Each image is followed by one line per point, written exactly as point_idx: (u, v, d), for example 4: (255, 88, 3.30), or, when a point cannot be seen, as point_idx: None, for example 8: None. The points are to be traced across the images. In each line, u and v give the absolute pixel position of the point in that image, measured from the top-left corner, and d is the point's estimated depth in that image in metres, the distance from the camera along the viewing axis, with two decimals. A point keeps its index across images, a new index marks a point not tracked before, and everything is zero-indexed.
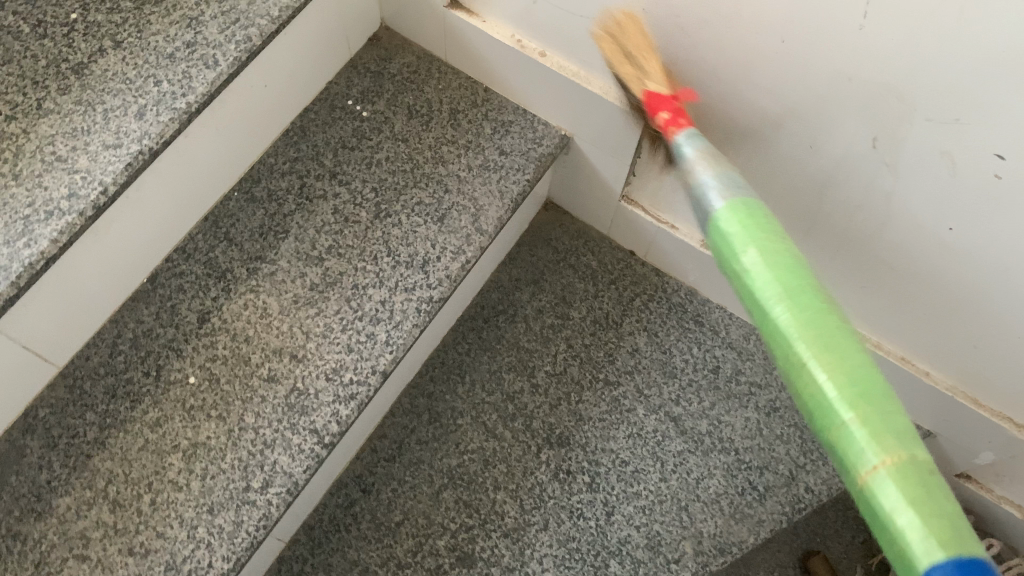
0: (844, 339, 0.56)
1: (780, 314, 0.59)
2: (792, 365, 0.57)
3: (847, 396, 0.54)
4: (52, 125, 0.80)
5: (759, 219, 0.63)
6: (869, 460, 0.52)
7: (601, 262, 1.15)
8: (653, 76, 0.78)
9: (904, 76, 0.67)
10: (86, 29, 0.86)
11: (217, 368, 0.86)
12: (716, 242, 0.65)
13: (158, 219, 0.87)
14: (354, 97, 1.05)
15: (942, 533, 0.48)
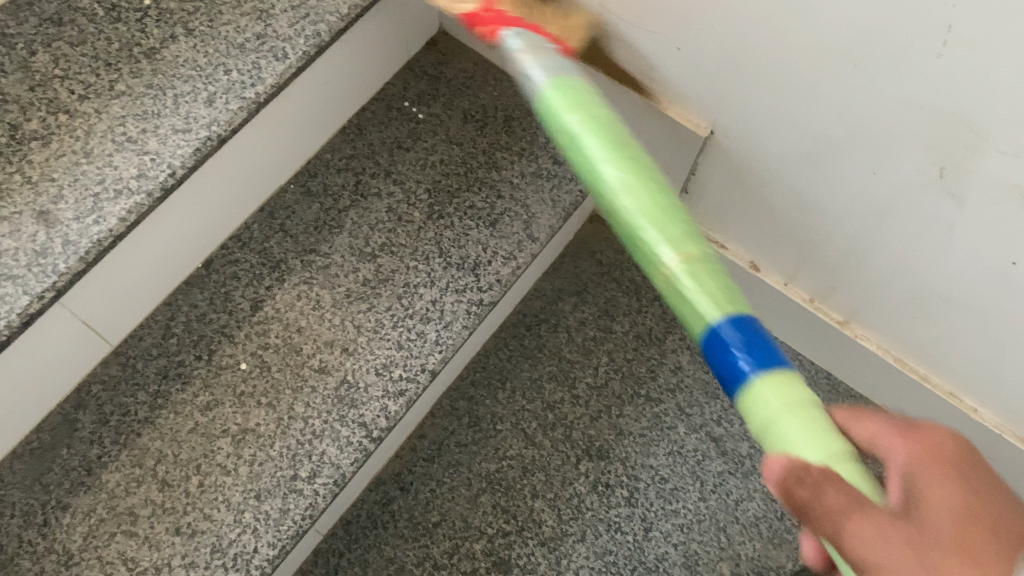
0: (645, 167, 0.62)
1: (592, 144, 0.63)
2: (594, 178, 0.63)
3: (651, 205, 0.59)
4: (123, 106, 0.80)
5: (575, 86, 0.67)
6: (668, 259, 0.57)
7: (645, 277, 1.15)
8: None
9: (978, 106, 0.67)
10: (159, 16, 0.86)
11: (268, 356, 0.87)
12: (540, 109, 0.68)
13: (217, 207, 0.88)
14: (410, 99, 1.05)
15: (716, 298, 0.54)
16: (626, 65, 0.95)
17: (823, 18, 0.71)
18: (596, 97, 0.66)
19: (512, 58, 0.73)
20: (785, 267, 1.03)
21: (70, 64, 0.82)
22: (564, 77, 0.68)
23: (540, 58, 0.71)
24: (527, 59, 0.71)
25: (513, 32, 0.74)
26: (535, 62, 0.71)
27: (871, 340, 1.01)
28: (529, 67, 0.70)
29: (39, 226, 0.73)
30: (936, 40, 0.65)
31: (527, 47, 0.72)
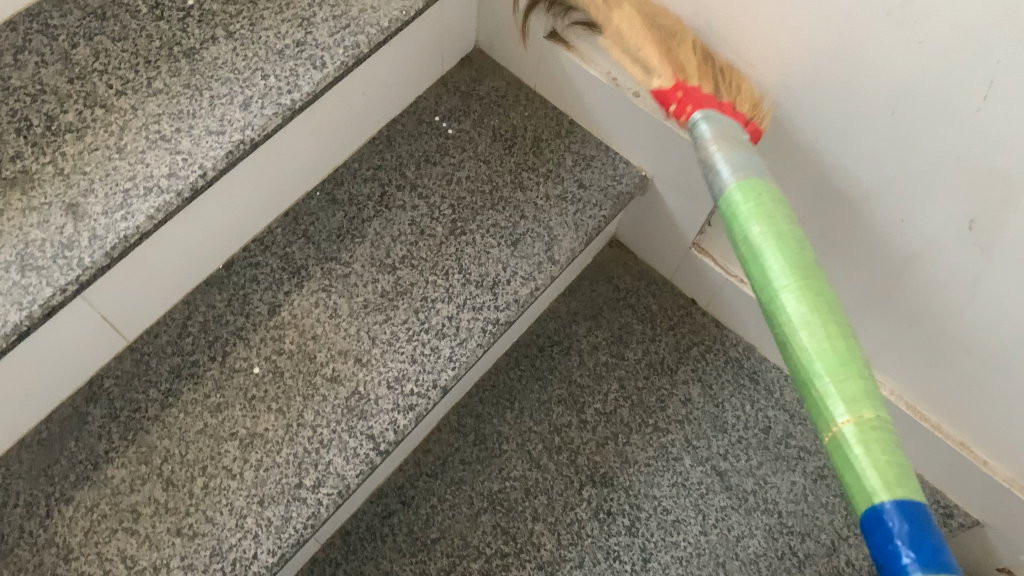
0: (834, 309, 0.57)
1: (776, 270, 0.60)
2: (777, 324, 0.59)
3: (829, 357, 0.55)
4: (159, 104, 0.81)
5: (766, 197, 0.64)
6: (841, 415, 0.53)
7: (661, 306, 1.15)
8: (660, 72, 0.78)
9: (1014, 164, 0.66)
10: (201, 16, 0.87)
11: (282, 362, 0.87)
12: (725, 217, 0.66)
13: (242, 210, 0.89)
14: (442, 114, 1.05)
15: (888, 478, 0.49)
16: None
17: (874, 62, 0.70)
18: (788, 214, 0.63)
19: (701, 145, 0.70)
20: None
21: (110, 58, 0.83)
22: (754, 179, 0.65)
23: (730, 151, 0.68)
24: (715, 148, 0.69)
25: (702, 116, 0.72)
26: (723, 155, 0.68)
27: (886, 385, 1.00)
28: (716, 159, 0.68)
29: (67, 218, 0.74)
30: (981, 95, 0.65)
31: (718, 136, 0.69)
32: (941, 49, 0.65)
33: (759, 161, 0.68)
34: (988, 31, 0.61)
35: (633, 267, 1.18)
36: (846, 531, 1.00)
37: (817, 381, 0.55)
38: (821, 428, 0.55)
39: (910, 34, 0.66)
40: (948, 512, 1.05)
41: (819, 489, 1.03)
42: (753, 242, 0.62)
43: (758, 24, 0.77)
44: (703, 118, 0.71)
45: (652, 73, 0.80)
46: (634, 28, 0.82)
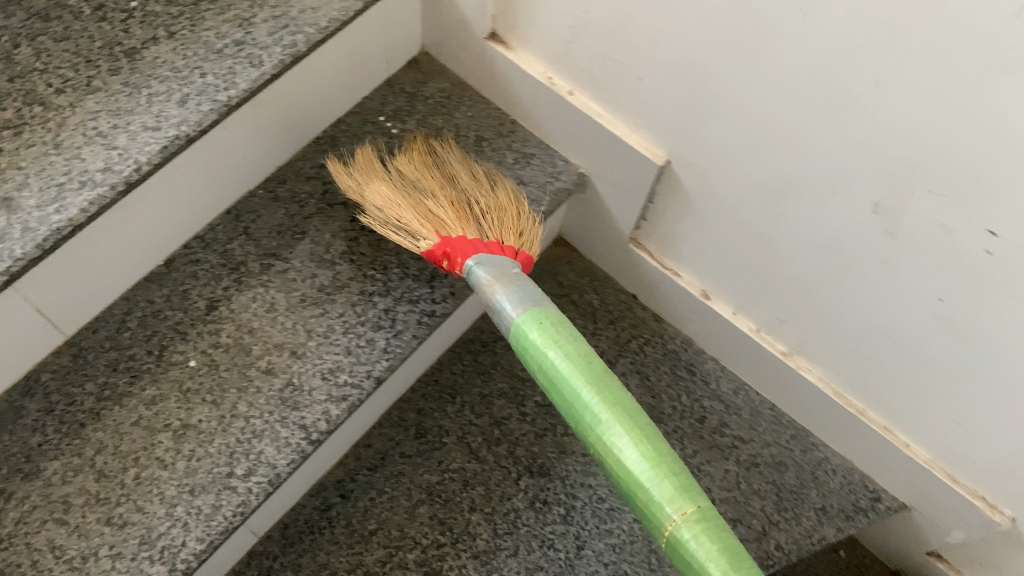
0: (634, 413, 0.72)
1: (583, 395, 0.73)
2: (608, 450, 0.71)
3: (650, 469, 0.69)
4: (98, 102, 0.83)
5: (550, 324, 0.77)
6: (671, 517, 0.67)
7: (602, 301, 1.19)
8: (425, 234, 0.90)
9: (913, 147, 0.70)
10: (143, 17, 0.89)
11: (218, 355, 0.90)
12: (520, 345, 0.78)
13: (184, 206, 0.91)
14: (387, 114, 1.07)
15: (725, 555, 0.64)
16: (590, 88, 0.97)
17: (782, 54, 0.74)
18: (570, 335, 0.77)
19: (480, 287, 0.82)
20: (735, 297, 1.04)
21: (51, 58, 0.85)
22: (534, 310, 0.79)
23: (505, 287, 0.81)
24: (493, 288, 0.81)
25: (474, 262, 0.84)
26: (499, 293, 0.80)
27: (815, 373, 1.02)
28: (495, 299, 0.80)
29: (2, 212, 0.76)
30: (876, 78, 0.69)
31: (490, 277, 0.82)
32: (840, 36, 0.68)
33: (530, 289, 0.81)
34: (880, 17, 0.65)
35: (577, 264, 1.22)
36: (776, 518, 1.03)
37: (647, 494, 0.68)
38: (656, 527, 0.69)
39: (813, 25, 0.69)
40: (876, 496, 1.06)
41: (752, 477, 1.07)
42: (558, 371, 0.75)
43: (673, 22, 0.81)
44: (475, 264, 0.83)
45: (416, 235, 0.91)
46: (387, 201, 0.92)
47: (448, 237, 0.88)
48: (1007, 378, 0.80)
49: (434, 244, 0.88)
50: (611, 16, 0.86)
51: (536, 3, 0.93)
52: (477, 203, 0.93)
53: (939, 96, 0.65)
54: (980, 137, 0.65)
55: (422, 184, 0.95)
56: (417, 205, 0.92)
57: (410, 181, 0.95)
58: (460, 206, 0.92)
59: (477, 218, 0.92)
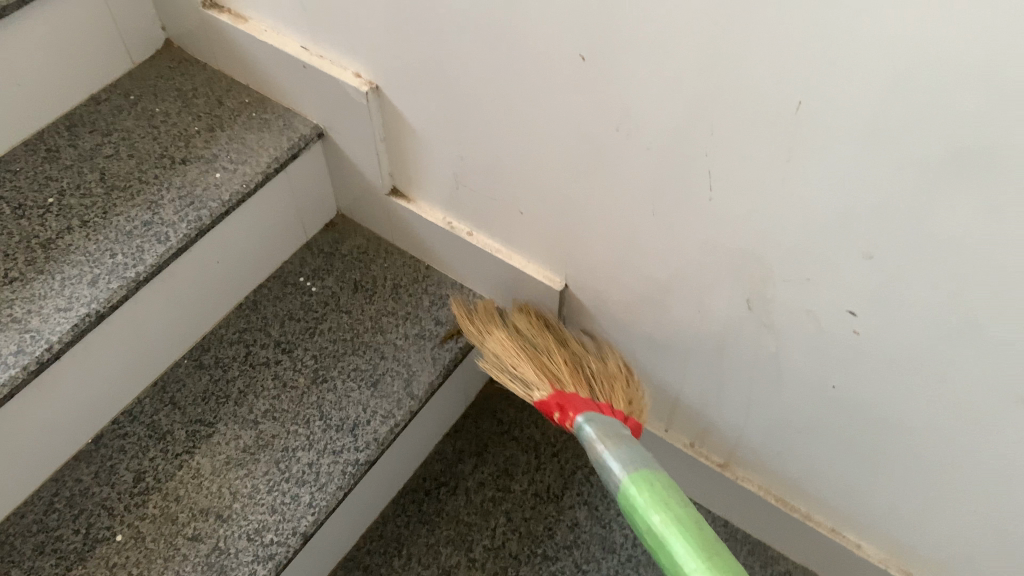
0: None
1: (684, 557, 0.69)
2: None
3: None
4: (13, 291, 0.88)
5: (658, 484, 0.74)
6: None
7: (544, 434, 1.19)
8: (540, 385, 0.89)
9: (758, 242, 0.73)
10: (59, 211, 0.95)
11: (145, 526, 0.90)
12: (627, 506, 0.76)
13: (105, 382, 0.94)
14: (306, 274, 1.13)
15: None
16: (483, 226, 1.01)
17: (621, 169, 0.78)
18: (679, 496, 0.74)
19: (589, 445, 0.81)
20: (661, 414, 1.06)
21: None
22: (645, 471, 0.76)
23: (614, 446, 0.79)
24: (602, 448, 0.79)
25: (585, 420, 0.82)
26: (608, 453, 0.78)
27: (751, 481, 1.03)
28: (605, 458, 0.78)
29: None
30: (707, 184, 0.72)
31: (601, 436, 0.80)
32: (665, 150, 0.72)
33: (641, 450, 0.79)
34: (691, 129, 0.69)
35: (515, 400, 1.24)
36: None
37: None
38: None
39: (642, 142, 0.74)
40: None
41: None
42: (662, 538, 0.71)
43: (530, 156, 0.85)
44: (585, 422, 0.81)
45: (531, 385, 0.90)
46: (506, 348, 0.94)
47: (563, 390, 0.87)
48: (909, 455, 0.81)
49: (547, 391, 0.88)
50: (480, 160, 0.92)
51: (417, 156, 1.00)
52: (592, 365, 0.93)
53: (762, 192, 0.69)
54: (806, 228, 0.68)
55: (540, 341, 0.95)
56: (535, 358, 0.92)
57: (527, 339, 0.96)
58: (574, 365, 0.92)
59: (589, 379, 0.91)
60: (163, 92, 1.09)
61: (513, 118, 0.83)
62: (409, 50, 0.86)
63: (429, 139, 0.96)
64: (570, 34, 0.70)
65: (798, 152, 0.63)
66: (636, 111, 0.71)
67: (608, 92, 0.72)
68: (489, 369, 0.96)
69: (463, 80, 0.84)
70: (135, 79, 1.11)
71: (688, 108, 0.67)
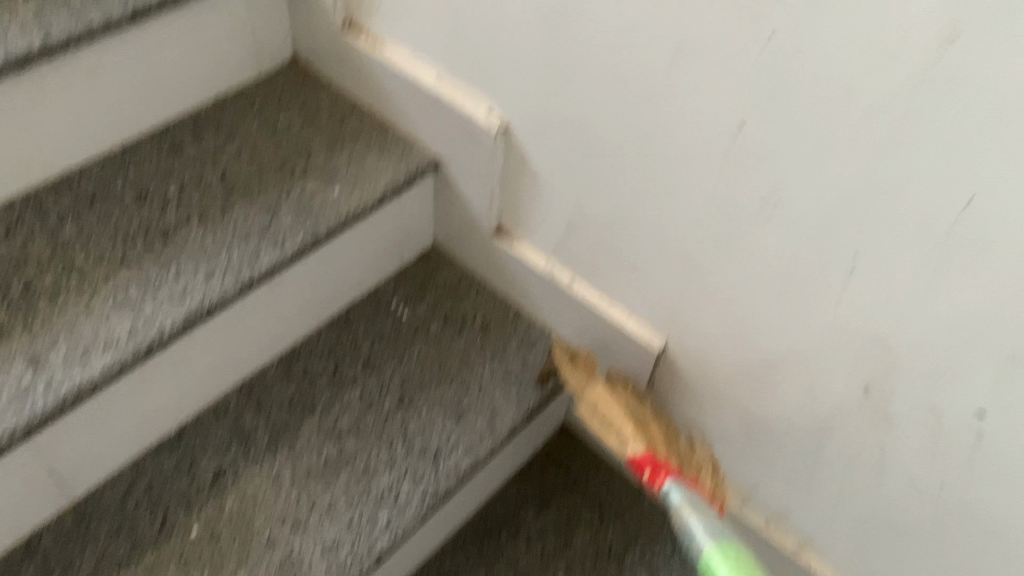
0: None
1: None
2: None
3: None
4: (130, 274, 0.89)
5: (744, 562, 0.72)
6: None
7: (608, 491, 1.20)
8: (634, 443, 0.88)
9: (891, 333, 0.73)
10: (181, 202, 0.97)
11: (221, 525, 0.90)
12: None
13: (201, 377, 0.95)
14: (398, 299, 1.14)
15: None
16: (588, 277, 1.02)
17: (756, 243, 0.78)
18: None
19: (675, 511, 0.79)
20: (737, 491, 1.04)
21: (92, 235, 0.92)
22: (732, 545, 0.74)
23: (701, 517, 0.77)
24: (689, 514, 0.78)
25: (674, 486, 0.81)
26: (696, 519, 0.77)
27: None
28: (691, 525, 0.77)
29: (28, 368, 0.79)
30: (849, 268, 0.72)
31: (689, 503, 0.78)
32: (809, 228, 0.73)
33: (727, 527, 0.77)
34: (839, 209, 0.70)
35: (581, 454, 1.24)
36: None
37: None
38: None
39: (784, 219, 0.74)
40: None
41: None
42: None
43: (656, 217, 0.87)
44: (676, 487, 0.80)
45: (626, 442, 0.89)
46: (609, 402, 0.94)
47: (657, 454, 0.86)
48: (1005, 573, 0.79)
49: (642, 447, 0.87)
50: (602, 213, 0.93)
51: (533, 201, 1.01)
52: (680, 451, 0.93)
53: (903, 281, 0.69)
54: (947, 321, 0.68)
55: (637, 410, 0.95)
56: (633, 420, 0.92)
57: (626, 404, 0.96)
58: (666, 442, 0.92)
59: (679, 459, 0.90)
60: (288, 104, 1.11)
61: (648, 181, 0.84)
62: (548, 100, 0.89)
63: (550, 187, 0.97)
64: (729, 103, 0.71)
65: (958, 248, 0.64)
66: (782, 185, 0.72)
67: (756, 166, 0.73)
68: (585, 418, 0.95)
69: (601, 133, 0.86)
70: (261, 87, 1.13)
71: (842, 187, 0.68)
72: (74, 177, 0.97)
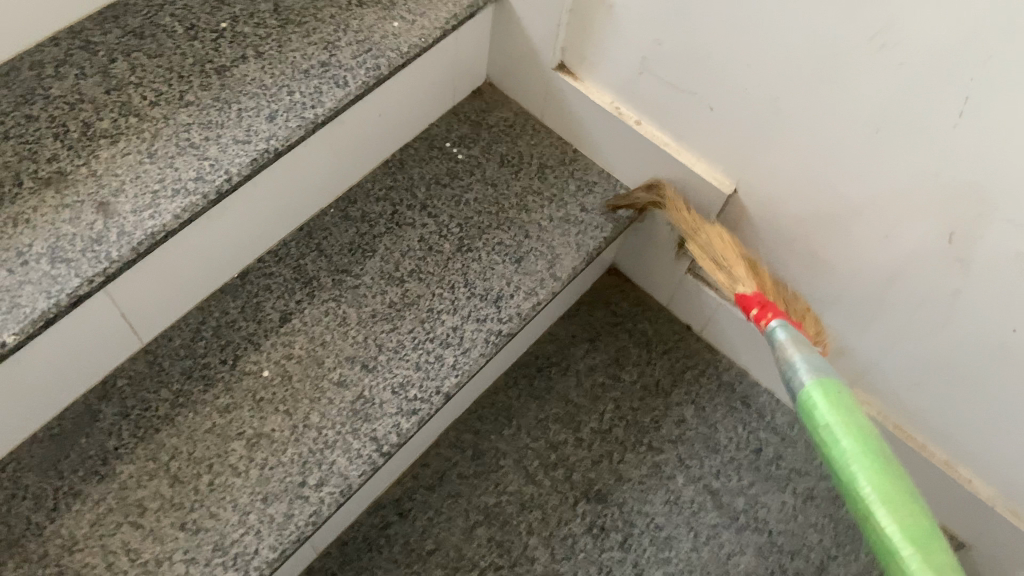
0: (903, 487, 0.69)
1: (850, 458, 0.71)
2: (864, 517, 0.69)
3: (907, 537, 0.65)
4: (189, 115, 0.86)
5: (836, 387, 0.75)
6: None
7: (656, 330, 1.22)
8: (742, 280, 0.89)
9: (990, 179, 0.73)
10: (233, 37, 0.92)
11: (291, 366, 0.92)
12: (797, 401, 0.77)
13: (263, 220, 0.94)
14: (452, 140, 1.11)
15: None
16: (655, 116, 1.00)
17: (854, 85, 0.77)
18: (852, 402, 0.75)
19: (777, 347, 0.81)
20: None
21: (144, 73, 0.88)
22: (832, 380, 0.76)
23: (806, 354, 0.79)
24: (792, 351, 0.79)
25: (779, 323, 0.82)
26: (799, 356, 0.78)
27: (872, 407, 1.04)
28: (793, 361, 0.78)
29: (98, 216, 0.79)
30: (957, 112, 0.71)
31: (794, 340, 0.80)
32: (915, 69, 0.71)
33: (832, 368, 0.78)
34: (950, 50, 0.68)
35: (631, 293, 1.24)
36: (833, 552, 1.06)
37: (899, 559, 0.65)
38: None
39: (888, 57, 0.72)
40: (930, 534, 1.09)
41: (808, 511, 1.09)
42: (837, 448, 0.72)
43: (746, 56, 0.84)
44: (781, 325, 0.81)
45: (733, 279, 0.90)
46: (722, 239, 0.94)
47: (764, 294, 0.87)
48: None
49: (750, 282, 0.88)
50: (682, 48, 0.90)
51: (605, 34, 0.97)
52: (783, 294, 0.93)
53: (1002, 126, 0.68)
54: None
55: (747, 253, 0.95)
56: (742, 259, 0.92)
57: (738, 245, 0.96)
58: (774, 286, 0.92)
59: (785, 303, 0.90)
60: None
61: (739, 16, 0.81)
62: None
63: (625, 22, 0.93)
64: None
65: None
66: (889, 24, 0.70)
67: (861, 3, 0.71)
68: (695, 254, 0.96)
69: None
70: None
71: (955, 28, 0.66)
72: (118, 10, 0.92)
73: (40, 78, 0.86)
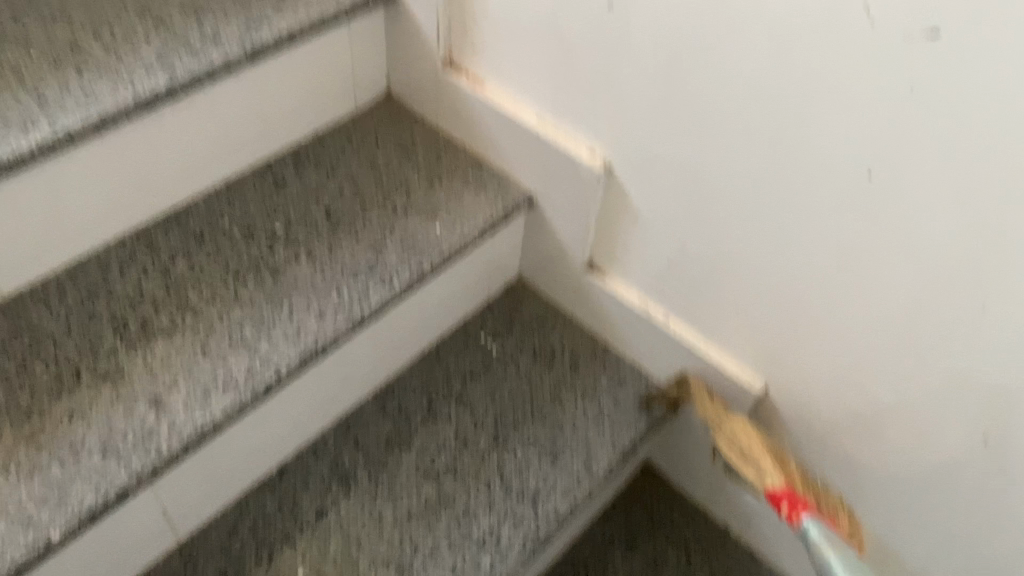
0: None
1: None
2: None
3: None
4: (243, 312, 0.89)
5: None
6: None
7: (692, 528, 1.19)
8: (771, 474, 0.90)
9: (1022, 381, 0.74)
10: (287, 239, 0.97)
11: (326, 566, 0.89)
12: None
13: (303, 414, 0.95)
14: (487, 334, 1.14)
15: None
16: (685, 314, 1.03)
17: (880, 284, 0.80)
18: None
19: (812, 544, 0.82)
20: None
21: (202, 273, 0.92)
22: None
23: (841, 551, 0.80)
24: (828, 549, 0.81)
25: (811, 522, 0.83)
26: (835, 555, 0.80)
27: None
28: (828, 560, 0.80)
29: (151, 410, 0.80)
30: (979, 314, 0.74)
31: (828, 539, 0.81)
32: (938, 271, 0.75)
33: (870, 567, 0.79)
34: (965, 259, 0.72)
35: (665, 488, 1.23)
36: None
37: None
38: None
39: (911, 257, 0.76)
40: None
41: None
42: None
43: (771, 258, 0.88)
44: (813, 524, 0.83)
45: (762, 473, 0.91)
46: (747, 430, 0.95)
47: (794, 490, 0.88)
48: None
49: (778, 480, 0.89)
50: (707, 250, 0.95)
51: (632, 236, 1.03)
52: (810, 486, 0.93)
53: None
54: None
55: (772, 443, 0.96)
56: (769, 451, 0.93)
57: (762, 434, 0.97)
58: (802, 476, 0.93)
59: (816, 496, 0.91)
60: (385, 139, 1.12)
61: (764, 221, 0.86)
62: (661, 142, 0.91)
63: (652, 226, 0.99)
64: (862, 149, 0.74)
65: None
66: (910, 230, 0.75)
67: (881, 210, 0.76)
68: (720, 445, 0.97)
69: (719, 174, 0.87)
70: (355, 122, 1.14)
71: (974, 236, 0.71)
72: (181, 213, 0.98)
73: (104, 276, 0.90)
